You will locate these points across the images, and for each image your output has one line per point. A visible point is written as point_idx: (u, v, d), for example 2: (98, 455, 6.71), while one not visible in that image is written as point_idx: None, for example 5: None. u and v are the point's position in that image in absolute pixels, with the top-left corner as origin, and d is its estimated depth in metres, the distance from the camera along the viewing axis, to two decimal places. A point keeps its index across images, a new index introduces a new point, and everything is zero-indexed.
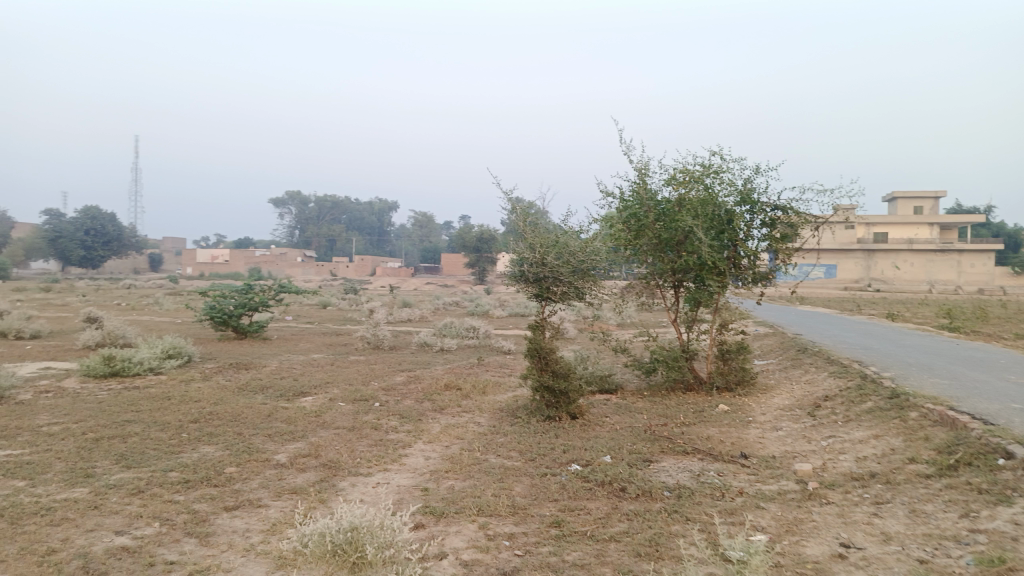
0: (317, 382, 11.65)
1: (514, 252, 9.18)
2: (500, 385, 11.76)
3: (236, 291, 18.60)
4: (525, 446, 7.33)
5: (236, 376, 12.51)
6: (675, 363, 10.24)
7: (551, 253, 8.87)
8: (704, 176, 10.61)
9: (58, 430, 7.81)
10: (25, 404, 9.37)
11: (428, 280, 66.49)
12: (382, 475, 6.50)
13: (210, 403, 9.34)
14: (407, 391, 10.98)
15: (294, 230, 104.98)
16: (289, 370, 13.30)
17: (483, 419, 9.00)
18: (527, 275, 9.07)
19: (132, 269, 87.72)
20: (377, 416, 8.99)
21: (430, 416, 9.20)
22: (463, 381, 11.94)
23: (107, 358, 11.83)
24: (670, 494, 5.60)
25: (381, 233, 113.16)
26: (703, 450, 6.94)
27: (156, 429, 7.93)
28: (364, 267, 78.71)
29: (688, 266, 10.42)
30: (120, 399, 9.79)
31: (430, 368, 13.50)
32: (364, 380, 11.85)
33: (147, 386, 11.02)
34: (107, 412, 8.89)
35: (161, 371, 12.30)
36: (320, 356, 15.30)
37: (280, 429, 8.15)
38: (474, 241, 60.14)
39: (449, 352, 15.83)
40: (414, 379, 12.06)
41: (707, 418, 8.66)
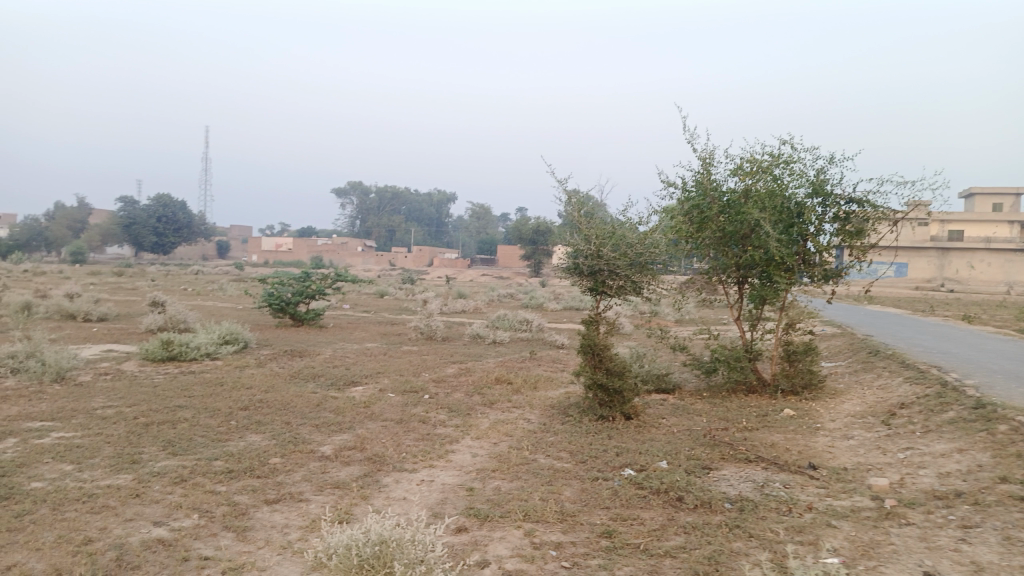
0: (368, 371, 11.56)
1: (569, 244, 8.85)
2: (553, 380, 11.44)
3: (293, 279, 18.77)
4: (576, 446, 7.01)
5: (289, 363, 12.55)
6: (737, 363, 9.75)
7: (608, 245, 8.50)
8: (773, 167, 10.07)
9: (111, 413, 7.87)
10: (84, 387, 9.53)
11: (484, 272, 66.55)
12: (427, 471, 6.28)
13: (261, 390, 9.31)
14: (457, 383, 10.78)
15: (355, 220, 106.66)
16: (342, 359, 13.27)
17: (533, 416, 8.71)
18: (582, 268, 8.73)
19: (200, 256, 90.67)
20: (426, 409, 8.80)
21: (479, 411, 8.95)
22: (515, 375, 11.67)
23: (166, 342, 11.99)
24: (731, 507, 5.20)
25: (439, 224, 113.98)
26: (768, 458, 6.49)
27: (206, 416, 7.91)
28: (421, 258, 79.30)
29: (754, 261, 9.93)
30: (174, 384, 9.87)
31: (482, 361, 13.28)
32: (415, 371, 11.70)
33: (202, 371, 11.12)
34: (160, 397, 8.95)
35: (217, 356, 12.43)
36: (373, 346, 15.27)
37: (328, 419, 8.04)
38: (530, 233, 59.86)
39: (502, 345, 15.59)
40: (465, 371, 11.85)
41: (771, 423, 8.16)
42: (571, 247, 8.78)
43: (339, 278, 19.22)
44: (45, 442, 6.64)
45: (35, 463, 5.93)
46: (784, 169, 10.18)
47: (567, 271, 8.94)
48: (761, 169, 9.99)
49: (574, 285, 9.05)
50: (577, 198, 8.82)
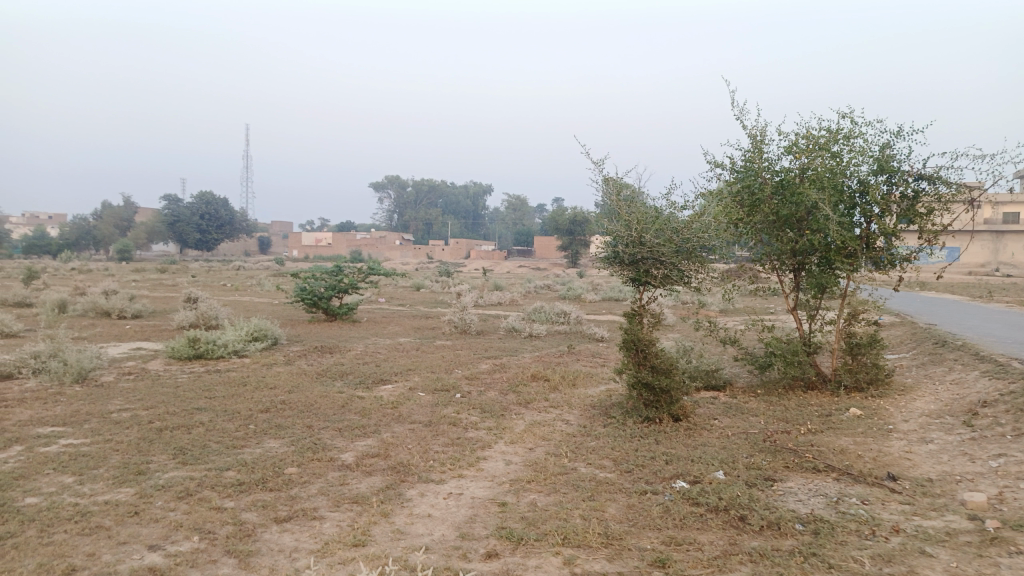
0: (398, 368, 11.03)
1: (607, 230, 8.15)
2: (593, 377, 10.76)
3: (326, 273, 18.38)
4: (620, 454, 6.35)
5: (319, 360, 12.11)
6: (795, 358, 8.98)
7: (651, 231, 7.78)
8: (831, 143, 9.27)
9: (125, 417, 7.45)
10: (104, 388, 9.17)
11: (521, 263, 65.97)
12: (456, 483, 5.69)
13: (285, 390, 8.83)
14: (491, 381, 10.18)
15: (392, 214, 106.97)
16: (373, 355, 12.77)
17: (572, 417, 8.07)
18: (622, 257, 8.04)
19: (242, 252, 91.90)
20: (457, 410, 8.21)
21: (514, 412, 8.34)
22: (553, 371, 11.01)
23: (192, 340, 11.63)
24: (803, 530, 4.50)
25: (475, 217, 113.66)
26: (840, 468, 5.75)
27: (224, 419, 7.45)
28: (457, 251, 78.98)
29: (812, 246, 9.12)
30: (198, 384, 9.47)
31: (518, 356, 12.66)
32: (447, 368, 11.14)
33: (228, 370, 10.72)
34: (180, 398, 8.53)
35: (245, 354, 12.04)
36: (406, 340, 14.78)
37: (352, 422, 7.50)
38: (567, 224, 59.02)
39: (538, 339, 14.95)
40: (500, 368, 11.24)
41: (837, 425, 7.38)
42: (610, 234, 8.08)
43: (372, 271, 18.78)
44: (50, 451, 6.21)
45: (34, 475, 5.50)
46: (843, 145, 9.35)
47: (606, 261, 8.24)
48: (819, 146, 9.18)
49: (613, 275, 8.36)
50: (616, 181, 8.09)
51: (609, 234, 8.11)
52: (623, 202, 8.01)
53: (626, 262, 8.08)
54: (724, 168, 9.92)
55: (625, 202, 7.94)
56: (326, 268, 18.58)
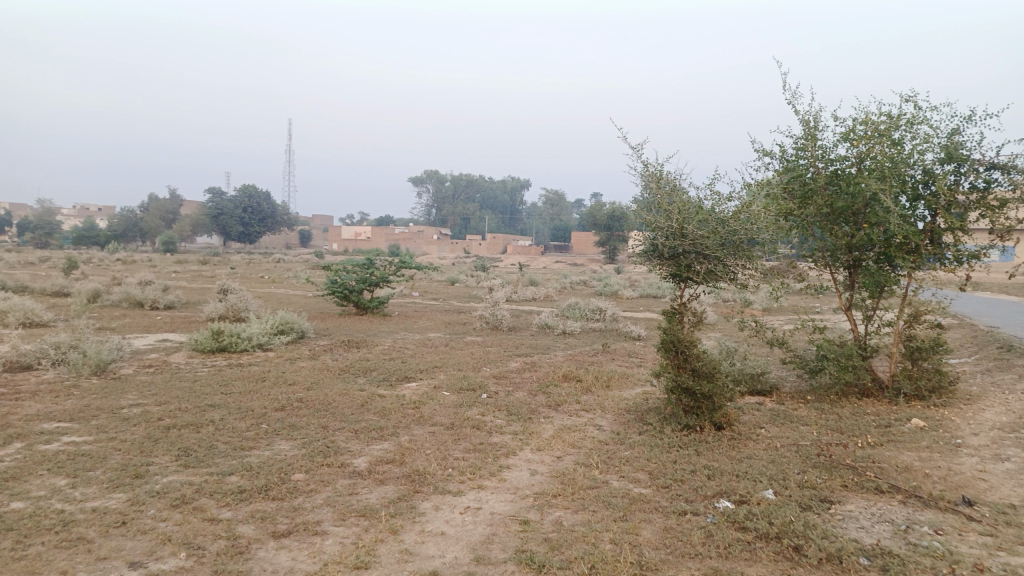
0: (425, 365, 10.58)
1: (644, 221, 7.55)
2: (630, 379, 10.17)
3: (356, 266, 18.06)
4: (657, 466, 5.78)
5: (344, 355, 11.74)
6: (849, 362, 8.30)
7: (694, 222, 7.15)
8: (893, 130, 8.54)
9: (135, 413, 7.13)
10: (121, 382, 8.91)
11: (558, 259, 65.31)
12: (475, 495, 5.19)
13: (303, 387, 8.44)
14: (520, 380, 9.66)
15: (430, 208, 107.17)
16: (400, 351, 12.36)
17: (605, 422, 7.51)
18: (662, 250, 7.43)
19: (282, 245, 93.00)
20: (482, 412, 7.71)
21: (543, 415, 7.82)
22: (586, 371, 10.45)
23: (216, 332, 11.36)
24: (869, 565, 3.89)
25: (513, 211, 113.18)
26: (907, 489, 5.09)
27: (236, 417, 7.08)
28: (495, 246, 78.55)
29: (870, 241, 8.39)
30: (216, 379, 9.15)
31: (550, 354, 12.12)
32: (476, 366, 10.65)
33: (250, 364, 10.39)
34: (196, 394, 8.20)
35: (269, 348, 11.74)
36: (436, 336, 14.34)
37: (369, 423, 7.06)
38: (605, 219, 58.13)
39: (572, 336, 14.38)
40: (530, 367, 10.71)
41: (898, 438, 6.69)
42: (648, 224, 7.47)
43: (403, 264, 18.42)
44: (51, 449, 5.90)
45: (26, 477, 5.17)
46: (906, 132, 8.59)
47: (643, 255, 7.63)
48: (879, 132, 8.44)
49: (652, 270, 7.77)
50: (656, 168, 7.47)
51: (646, 225, 7.50)
52: (663, 190, 7.37)
53: (665, 256, 7.47)
54: (773, 157, 9.22)
55: (665, 190, 7.32)
56: (358, 260, 18.26)
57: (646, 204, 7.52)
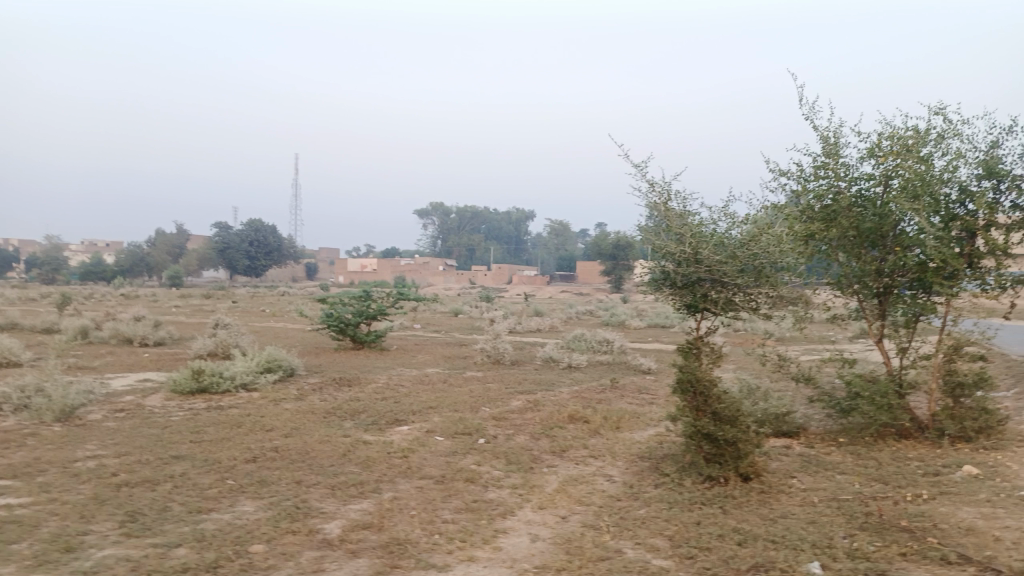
0: (418, 405, 9.78)
1: (652, 247, 6.75)
2: (641, 419, 9.34)
3: (353, 298, 17.34)
4: (678, 531, 4.97)
5: (334, 394, 10.97)
6: (885, 401, 7.49)
7: (709, 246, 6.33)
8: (922, 144, 7.84)
9: (88, 468, 6.34)
10: (85, 429, 8.14)
11: (563, 288, 64.57)
12: (463, 571, 4.38)
13: (282, 433, 7.66)
14: (522, 422, 8.86)
15: (435, 240, 107.02)
16: (395, 388, 11.57)
17: (615, 472, 6.70)
18: (673, 278, 6.60)
19: (288, 278, 92.72)
20: (478, 461, 6.91)
21: (545, 463, 7.01)
22: (594, 411, 9.63)
23: (196, 372, 10.60)
24: None
25: (518, 242, 112.84)
26: (978, 560, 4.25)
27: (200, 471, 6.29)
28: (500, 276, 77.81)
29: (904, 266, 7.62)
30: (189, 424, 8.38)
31: (554, 392, 11.30)
32: (474, 405, 9.84)
33: (231, 406, 9.62)
34: (162, 443, 7.43)
35: (254, 387, 10.97)
36: (433, 371, 13.56)
37: (349, 477, 6.27)
38: (611, 248, 57.50)
39: (578, 370, 13.57)
40: (533, 406, 9.89)
41: (952, 490, 5.84)
42: (655, 250, 6.66)
43: (401, 296, 17.69)
44: None
45: None
46: (936, 147, 7.87)
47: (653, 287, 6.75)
48: (907, 148, 7.72)
49: (664, 301, 6.99)
50: (665, 188, 6.71)
51: (654, 251, 6.70)
52: (673, 212, 6.57)
53: (678, 285, 6.65)
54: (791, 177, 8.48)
55: (675, 212, 6.53)
56: (354, 292, 17.52)
57: (653, 227, 6.72)
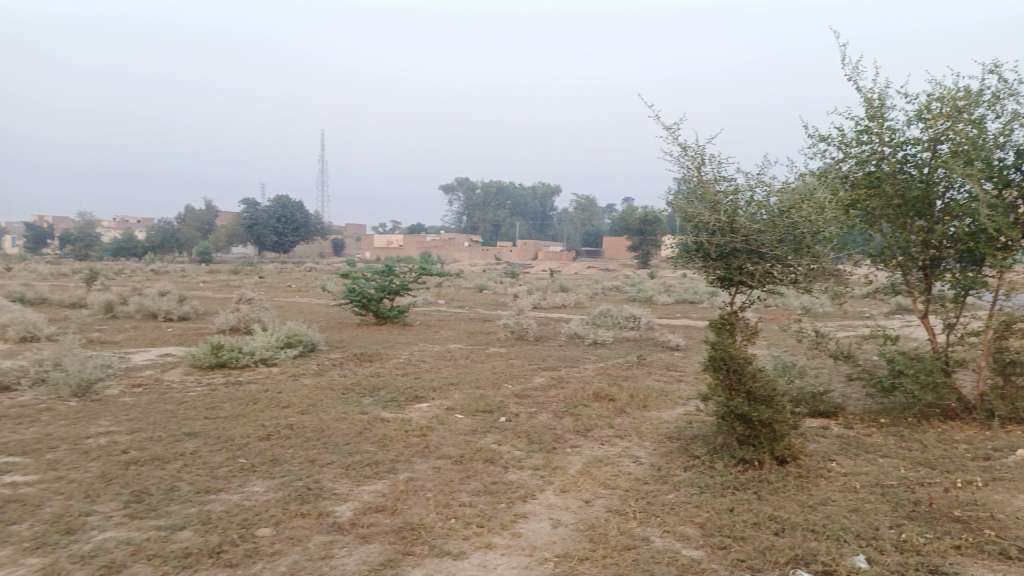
0: (439, 381, 9.53)
1: (683, 216, 6.35)
2: (670, 397, 8.99)
3: (375, 273, 17.13)
4: (710, 518, 4.65)
5: (354, 370, 10.77)
6: (930, 380, 7.06)
7: (745, 214, 5.91)
8: (975, 106, 7.30)
9: (99, 444, 6.18)
10: (101, 404, 8.00)
11: (589, 264, 64.07)
12: (480, 559, 4.11)
13: (298, 410, 7.46)
14: (545, 399, 8.57)
15: (460, 215, 106.77)
16: (416, 364, 11.34)
17: (643, 454, 6.39)
18: (707, 249, 6.20)
19: (315, 254, 93.22)
20: (498, 440, 6.64)
21: (569, 443, 6.72)
22: (620, 388, 9.30)
23: (215, 347, 10.46)
24: None
25: (544, 217, 112.14)
26: None
27: (212, 449, 6.10)
28: (525, 252, 77.39)
29: (953, 236, 7.14)
30: (206, 400, 8.22)
31: (579, 368, 10.99)
32: (496, 382, 9.57)
33: (249, 382, 9.46)
34: (177, 419, 7.27)
35: (274, 363, 10.81)
36: (456, 347, 13.33)
37: (365, 455, 6.04)
38: (638, 223, 57.02)
39: (604, 346, 13.24)
40: (557, 383, 9.60)
41: (1006, 476, 5.43)
42: (688, 219, 6.26)
43: (424, 271, 17.44)
44: None
45: None
46: (990, 108, 7.32)
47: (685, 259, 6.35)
48: (958, 109, 7.19)
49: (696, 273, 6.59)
50: (698, 152, 6.30)
51: (686, 220, 6.30)
52: (706, 178, 6.16)
53: (712, 257, 6.24)
54: (831, 143, 8.00)
55: (709, 178, 6.12)
56: (376, 267, 17.28)
57: (686, 195, 6.32)
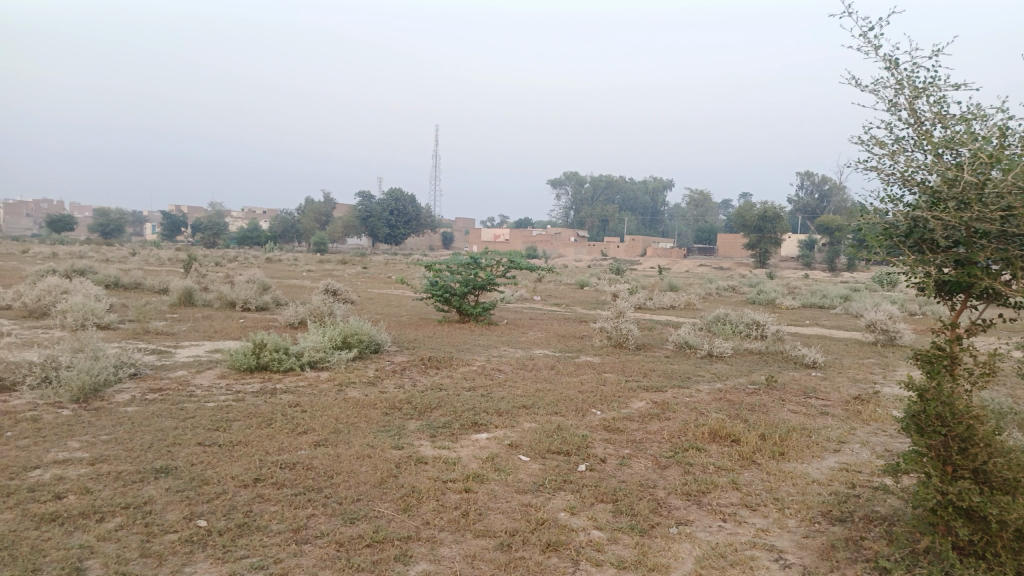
0: (510, 401, 7.56)
1: (881, 173, 3.94)
2: (816, 447, 6.62)
3: (460, 265, 15.36)
4: None
5: (416, 378, 9.05)
6: None
7: (1002, 171, 3.32)
8: None
9: (34, 483, 4.63)
10: (95, 414, 6.58)
11: (701, 262, 60.52)
12: None
13: (315, 440, 5.70)
14: (645, 436, 6.47)
15: (568, 210, 104.72)
16: (490, 374, 9.39)
17: (788, 547, 4.20)
18: (925, 229, 3.73)
19: (423, 246, 94.05)
20: (570, 507, 4.62)
21: (674, 517, 4.61)
22: (746, 425, 6.98)
23: (257, 347, 8.98)
24: None
25: (654, 214, 108.20)
26: None
27: (172, 500, 4.42)
28: (634, 249, 74.27)
29: None
30: (218, 414, 6.65)
31: (690, 391, 8.72)
32: (581, 405, 7.51)
33: (284, 392, 7.85)
34: (166, 441, 5.70)
35: (324, 367, 9.22)
36: (542, 353, 11.40)
37: (373, 524, 4.18)
38: (756, 220, 53.21)
39: (721, 360, 10.91)
40: (661, 411, 7.42)
41: None
42: (890, 176, 3.84)
43: (514, 265, 15.57)
44: None
45: None
46: None
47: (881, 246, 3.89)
48: None
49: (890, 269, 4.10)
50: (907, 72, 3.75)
51: (886, 178, 3.88)
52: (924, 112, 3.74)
53: (932, 242, 3.77)
54: None
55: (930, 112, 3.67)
56: (462, 258, 15.50)
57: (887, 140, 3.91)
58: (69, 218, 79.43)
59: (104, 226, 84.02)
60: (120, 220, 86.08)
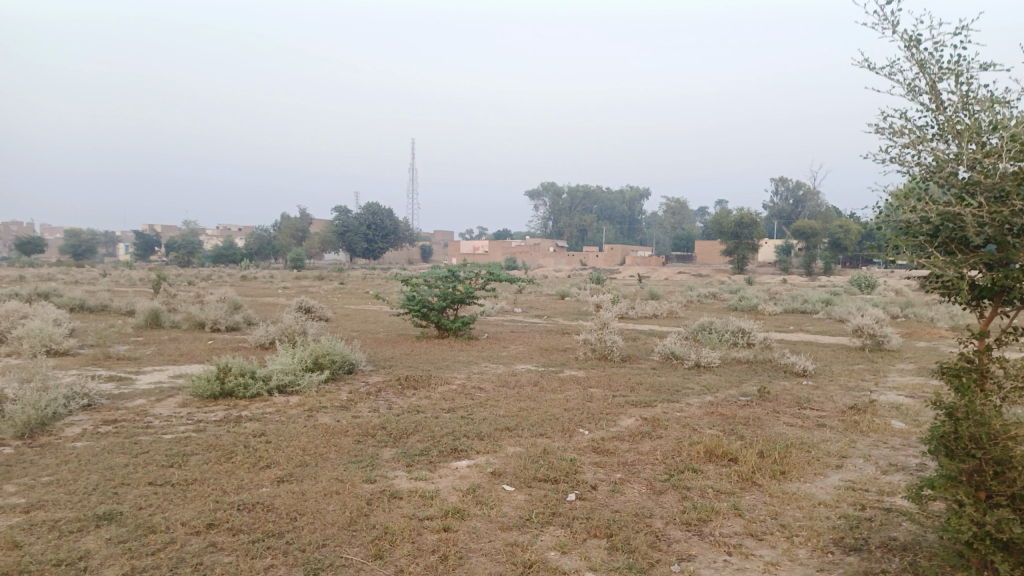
0: (492, 423, 7.09)
1: (904, 166, 3.60)
2: (817, 464, 6.24)
3: (437, 278, 14.88)
4: None
5: (392, 400, 8.56)
6: None
7: None
8: None
9: None
10: (38, 451, 6.02)
11: (681, 269, 60.52)
12: None
13: (279, 475, 5.20)
14: (638, 458, 6.05)
15: (546, 221, 104.61)
16: (470, 393, 8.93)
17: None
18: (955, 227, 3.39)
19: (401, 260, 93.41)
20: (561, 545, 4.18)
21: (675, 553, 4.18)
22: (743, 442, 6.59)
23: (222, 371, 8.44)
24: None
25: (632, 222, 108.46)
26: None
27: (111, 552, 3.91)
28: (613, 258, 74.23)
29: None
30: (175, 448, 6.12)
31: (681, 405, 8.31)
32: (567, 425, 7.06)
33: (249, 420, 7.32)
34: (113, 481, 5.16)
35: (293, 391, 8.70)
36: (524, 369, 10.95)
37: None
38: (734, 226, 53.29)
39: (709, 371, 10.54)
40: (652, 429, 7.00)
41: None
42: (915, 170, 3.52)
43: (493, 277, 15.14)
44: None
45: None
46: None
47: (907, 244, 3.54)
48: None
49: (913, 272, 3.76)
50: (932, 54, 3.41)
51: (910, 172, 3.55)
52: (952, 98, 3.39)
53: (962, 241, 3.44)
54: None
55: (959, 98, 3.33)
56: (439, 272, 15.03)
57: (909, 130, 3.60)
58: (38, 240, 77.76)
59: (76, 247, 82.41)
60: (91, 240, 84.42)
